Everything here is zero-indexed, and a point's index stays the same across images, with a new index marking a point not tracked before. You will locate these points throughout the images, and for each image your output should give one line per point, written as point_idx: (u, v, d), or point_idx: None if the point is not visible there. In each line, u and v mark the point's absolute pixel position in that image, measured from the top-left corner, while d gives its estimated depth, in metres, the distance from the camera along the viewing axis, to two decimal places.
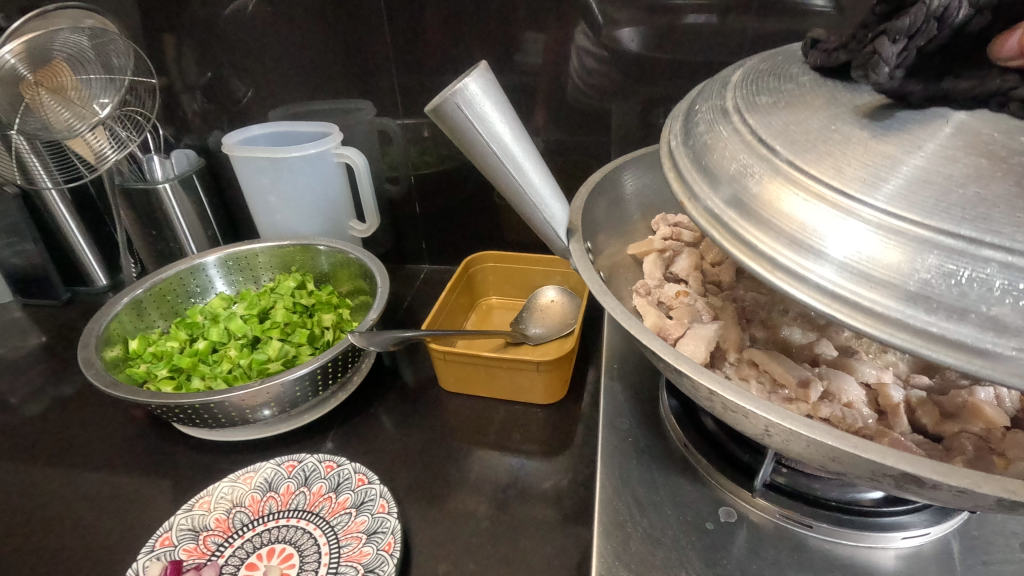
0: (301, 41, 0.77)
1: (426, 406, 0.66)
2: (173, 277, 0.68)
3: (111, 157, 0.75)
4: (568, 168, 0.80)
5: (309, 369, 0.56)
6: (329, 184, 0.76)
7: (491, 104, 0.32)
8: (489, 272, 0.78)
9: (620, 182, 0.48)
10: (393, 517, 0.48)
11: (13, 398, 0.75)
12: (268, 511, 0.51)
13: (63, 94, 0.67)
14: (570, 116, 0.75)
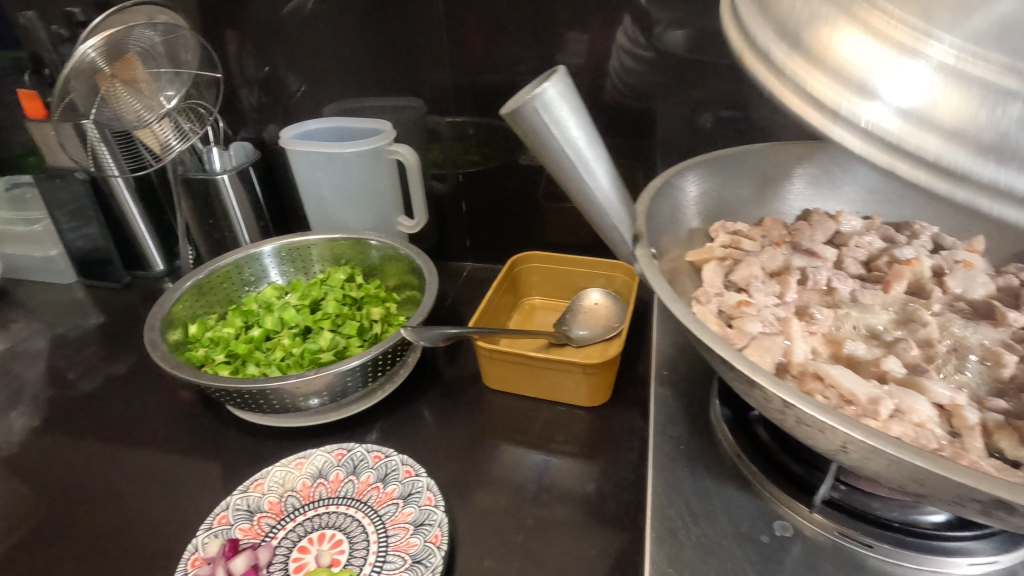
0: (357, 39, 0.78)
1: (468, 403, 0.66)
2: (230, 265, 0.71)
3: (175, 147, 0.78)
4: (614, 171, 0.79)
5: (361, 361, 0.57)
6: (381, 180, 0.78)
7: (567, 108, 0.33)
8: (533, 272, 0.78)
9: (683, 187, 0.47)
10: (440, 510, 0.49)
11: (74, 375, 0.79)
12: (319, 497, 0.52)
13: (135, 86, 0.70)
14: (619, 119, 0.75)
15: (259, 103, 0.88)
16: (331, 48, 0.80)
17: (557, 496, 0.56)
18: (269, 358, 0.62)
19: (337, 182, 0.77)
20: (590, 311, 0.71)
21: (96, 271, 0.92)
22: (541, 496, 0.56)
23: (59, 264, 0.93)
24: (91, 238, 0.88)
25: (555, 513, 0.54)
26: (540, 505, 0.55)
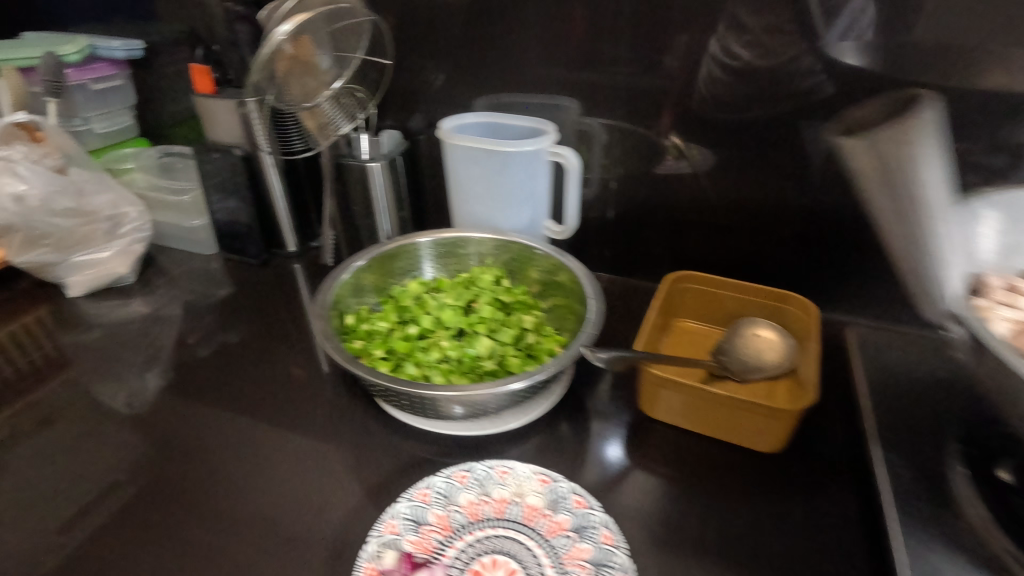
0: (521, 31, 0.74)
1: (625, 433, 0.61)
2: (388, 254, 0.70)
3: (337, 128, 0.77)
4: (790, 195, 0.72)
5: (532, 377, 0.54)
6: (537, 183, 0.74)
7: (926, 152, 0.54)
8: (687, 293, 0.72)
9: (977, 227, 0.54)
10: (622, 553, 0.46)
11: (212, 349, 0.79)
12: (484, 517, 0.50)
13: (310, 66, 0.69)
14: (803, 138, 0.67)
15: (405, 91, 0.85)
16: (492, 41, 0.76)
17: (735, 550, 0.50)
18: (428, 358, 0.59)
19: (493, 180, 0.73)
20: (756, 342, 0.65)
21: (235, 245, 0.93)
22: (719, 546, 0.51)
23: (201, 235, 0.95)
24: (236, 213, 0.89)
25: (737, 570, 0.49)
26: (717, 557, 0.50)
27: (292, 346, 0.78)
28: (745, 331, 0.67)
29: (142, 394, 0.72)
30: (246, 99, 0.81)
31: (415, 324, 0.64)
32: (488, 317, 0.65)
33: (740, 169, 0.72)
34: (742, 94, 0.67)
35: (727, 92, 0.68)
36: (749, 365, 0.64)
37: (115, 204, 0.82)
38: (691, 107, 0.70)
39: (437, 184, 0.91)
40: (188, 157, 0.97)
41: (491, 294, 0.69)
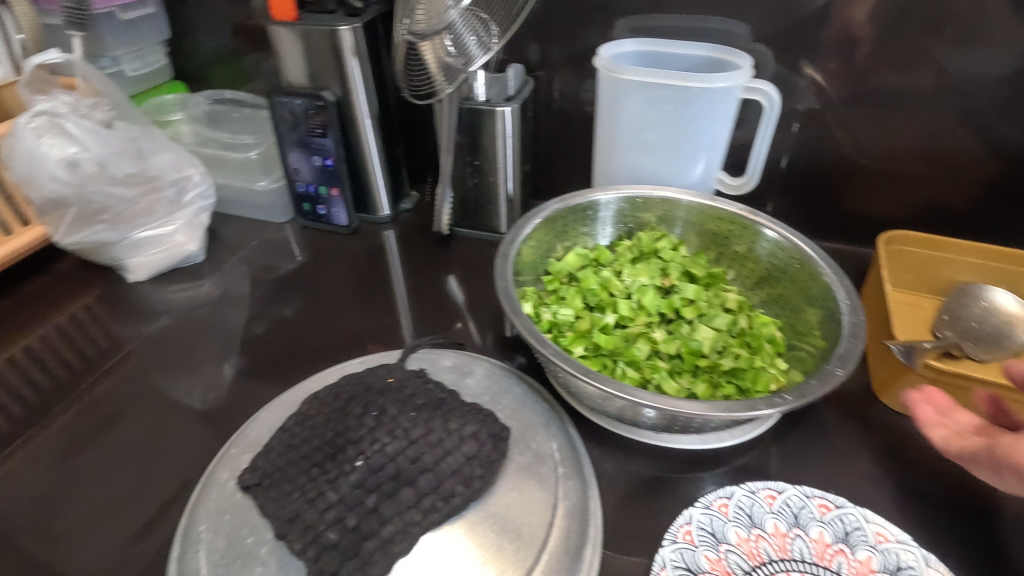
0: None
1: (872, 421, 0.51)
2: (554, 217, 0.58)
3: (479, 60, 0.59)
4: (982, 153, 0.65)
5: (800, 402, 0.40)
6: (723, 130, 0.60)
7: None
8: (897, 258, 0.61)
9: None
10: (913, 547, 0.40)
11: (303, 340, 0.66)
12: (768, 558, 0.40)
13: None
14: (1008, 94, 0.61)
15: None
16: None
17: None
18: (643, 352, 0.48)
19: (677, 124, 0.59)
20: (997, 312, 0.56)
21: (319, 213, 0.78)
22: None
23: (269, 199, 0.80)
24: (308, 169, 0.74)
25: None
26: None
27: (410, 328, 0.66)
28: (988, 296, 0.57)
29: (245, 394, 0.60)
30: (340, 26, 0.63)
31: (610, 308, 0.52)
32: (694, 300, 0.53)
33: (913, 114, 0.65)
34: (949, 30, 0.59)
35: (842, 51, 0.63)
36: (1002, 336, 0.55)
37: (178, 164, 0.67)
38: (887, 49, 0.62)
39: (549, 127, 0.76)
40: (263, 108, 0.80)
41: (681, 270, 0.57)
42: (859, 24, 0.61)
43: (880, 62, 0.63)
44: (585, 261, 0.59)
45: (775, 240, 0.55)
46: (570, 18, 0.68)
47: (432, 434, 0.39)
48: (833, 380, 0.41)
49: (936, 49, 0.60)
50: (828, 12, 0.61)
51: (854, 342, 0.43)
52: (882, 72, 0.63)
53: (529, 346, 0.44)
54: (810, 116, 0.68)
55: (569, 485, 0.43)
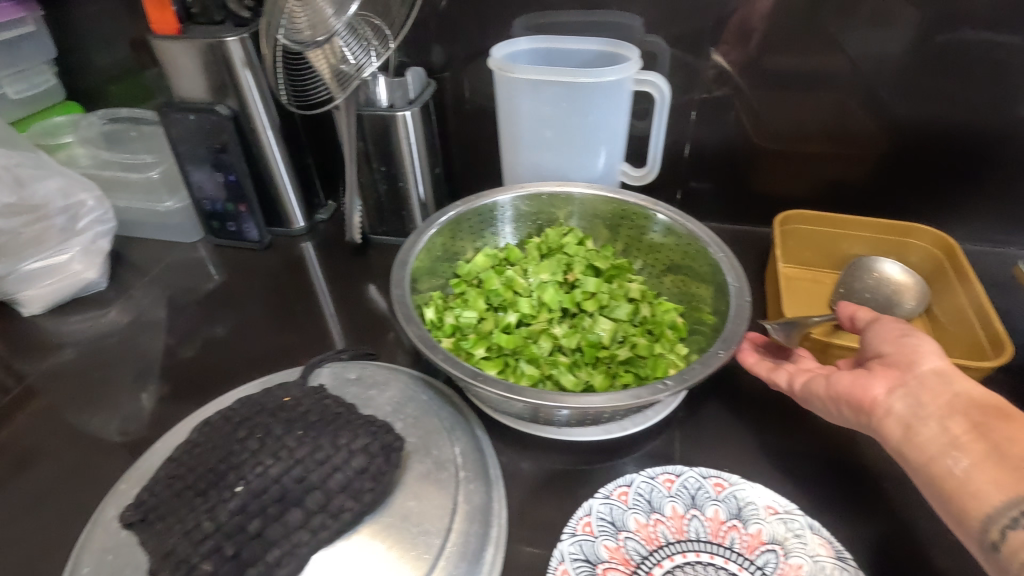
0: None
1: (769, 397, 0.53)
2: (456, 220, 0.57)
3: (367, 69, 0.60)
4: (867, 131, 0.68)
5: (685, 386, 0.41)
6: (618, 123, 0.61)
7: None
8: (794, 237, 0.63)
9: None
10: (800, 516, 0.41)
11: (215, 363, 0.64)
12: (665, 541, 0.41)
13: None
14: (883, 74, 0.64)
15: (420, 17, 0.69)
16: None
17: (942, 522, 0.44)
18: (543, 349, 0.48)
19: (573, 119, 0.60)
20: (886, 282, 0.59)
21: (229, 230, 0.76)
22: (927, 533, 0.44)
23: (177, 218, 0.77)
24: (211, 186, 0.71)
25: (935, 533, 0.44)
26: (936, 555, 0.43)
27: (326, 341, 0.65)
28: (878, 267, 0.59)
29: (153, 424, 0.58)
30: (225, 37, 0.61)
31: (512, 308, 0.52)
32: (595, 293, 0.54)
33: (800, 97, 0.67)
34: (824, 14, 0.61)
35: (729, 39, 0.65)
36: (890, 306, 0.58)
37: (67, 190, 0.65)
38: (770, 36, 0.64)
39: (460, 129, 0.76)
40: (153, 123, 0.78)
41: (585, 264, 0.57)
42: (748, 12, 0.63)
43: (765, 48, 0.65)
44: (494, 261, 0.59)
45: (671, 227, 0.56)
46: (466, 19, 0.68)
47: (319, 451, 0.39)
48: (715, 362, 0.42)
49: (814, 34, 0.63)
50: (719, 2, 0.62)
51: (738, 324, 0.45)
52: (768, 57, 0.65)
53: (419, 353, 0.43)
54: (707, 104, 0.70)
55: (471, 489, 0.43)
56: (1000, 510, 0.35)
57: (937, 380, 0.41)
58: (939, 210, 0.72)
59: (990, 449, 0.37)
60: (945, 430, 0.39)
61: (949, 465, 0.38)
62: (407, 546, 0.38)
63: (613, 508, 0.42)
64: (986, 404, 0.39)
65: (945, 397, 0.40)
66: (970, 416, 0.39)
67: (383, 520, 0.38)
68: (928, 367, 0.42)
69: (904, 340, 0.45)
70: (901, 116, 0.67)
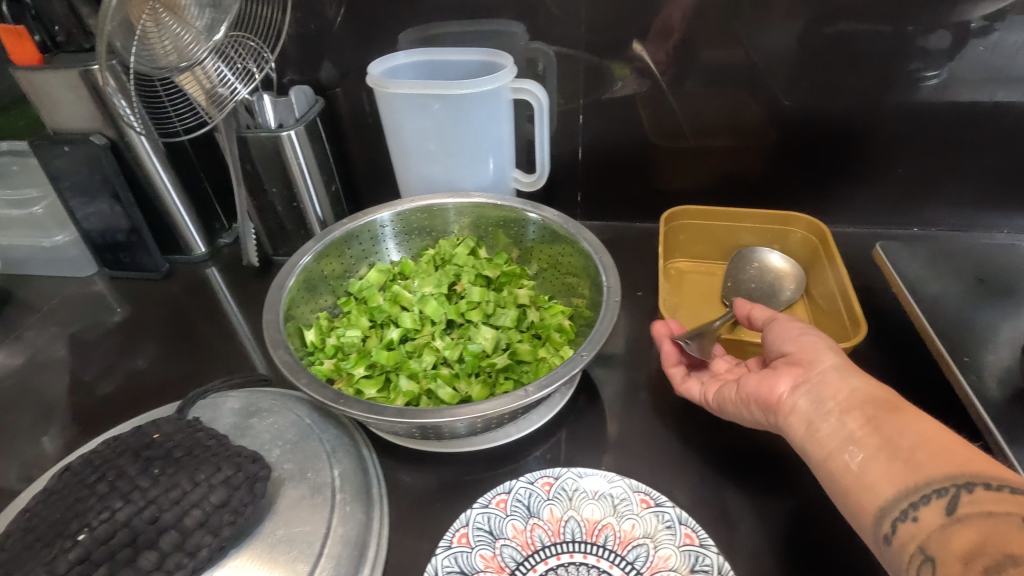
0: None
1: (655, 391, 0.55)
2: (340, 239, 0.56)
3: (241, 91, 0.60)
4: (748, 126, 0.71)
5: (550, 389, 0.42)
6: (500, 131, 0.61)
7: None
8: (681, 233, 0.65)
9: None
10: (671, 509, 0.42)
11: (106, 399, 0.61)
12: (541, 545, 0.41)
13: (176, 11, 0.52)
14: (756, 68, 0.66)
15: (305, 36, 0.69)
16: None
17: (815, 502, 0.46)
18: (423, 364, 0.49)
19: (454, 130, 0.60)
20: (766, 272, 0.62)
21: (125, 261, 0.74)
22: (802, 513, 0.45)
23: (69, 252, 0.74)
24: (98, 217, 0.69)
25: (810, 513, 0.45)
26: (808, 534, 0.44)
27: (224, 369, 0.63)
28: (757, 258, 0.62)
29: (36, 469, 0.56)
30: (90, 65, 0.60)
31: (394, 324, 0.52)
32: (480, 303, 0.54)
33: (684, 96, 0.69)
34: (691, 16, 0.63)
35: (606, 44, 0.66)
36: (771, 294, 0.61)
37: None
38: (646, 39, 0.65)
39: (357, 143, 0.76)
40: (27, 155, 0.74)
41: (474, 275, 0.57)
42: (628, 16, 0.64)
43: (644, 50, 0.66)
44: (387, 276, 0.58)
45: (553, 230, 0.57)
46: (348, 36, 0.68)
47: (176, 489, 0.38)
48: (577, 364, 0.44)
49: (686, 35, 0.65)
50: (598, 7, 0.63)
51: (603, 326, 0.46)
52: (648, 59, 0.67)
53: (284, 379, 0.42)
54: (596, 106, 0.71)
55: (347, 511, 0.42)
56: (893, 504, 0.35)
57: (836, 377, 0.41)
58: (824, 197, 0.76)
59: (895, 447, 0.37)
60: (852, 428, 0.38)
61: (847, 460, 0.38)
62: (280, 565, 0.38)
63: (492, 515, 0.42)
64: (887, 400, 0.39)
65: (852, 394, 0.40)
66: (871, 413, 0.38)
67: (256, 542, 0.39)
68: (828, 365, 0.42)
69: (803, 339, 0.45)
70: (788, 109, 0.68)
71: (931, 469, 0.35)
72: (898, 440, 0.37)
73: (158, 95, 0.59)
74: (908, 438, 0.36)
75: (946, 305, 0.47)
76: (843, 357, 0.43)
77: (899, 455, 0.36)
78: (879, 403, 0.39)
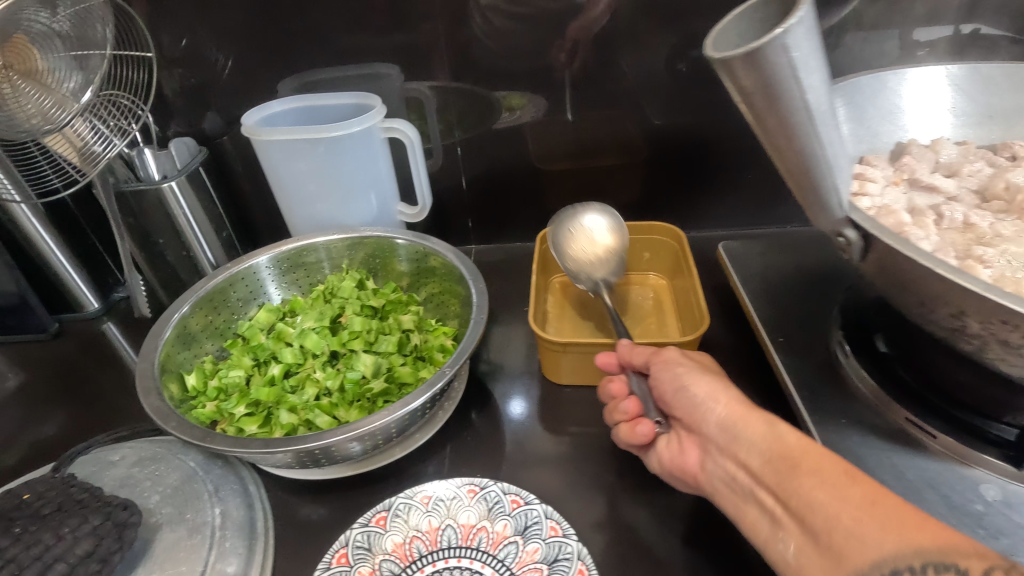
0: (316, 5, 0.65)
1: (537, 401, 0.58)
2: (222, 286, 0.58)
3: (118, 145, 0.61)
4: (619, 146, 0.77)
5: (415, 404, 0.45)
6: (376, 168, 0.65)
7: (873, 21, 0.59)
8: None
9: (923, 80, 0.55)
10: (538, 506, 0.45)
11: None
12: (419, 555, 0.44)
13: (35, 77, 0.53)
14: (618, 95, 0.72)
15: (188, 89, 0.71)
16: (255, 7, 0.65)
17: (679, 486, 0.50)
18: (303, 396, 0.50)
19: (331, 171, 0.64)
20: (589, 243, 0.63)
21: (11, 323, 0.72)
22: (664, 499, 0.49)
23: None
24: None
25: (673, 496, 0.49)
26: (670, 517, 0.48)
27: (118, 421, 0.63)
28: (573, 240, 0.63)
29: None
30: None
31: (277, 361, 0.54)
32: (361, 332, 0.56)
33: (556, 124, 0.75)
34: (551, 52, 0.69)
35: (478, 81, 0.71)
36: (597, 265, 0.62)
37: None
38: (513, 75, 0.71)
39: (250, 188, 0.77)
40: None
41: (359, 305, 0.59)
42: (493, 55, 0.69)
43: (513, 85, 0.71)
44: (276, 316, 0.60)
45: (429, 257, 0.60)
46: (229, 87, 0.70)
47: (38, 545, 0.38)
48: (440, 380, 0.47)
49: (550, 69, 0.70)
50: (464, 49, 0.68)
51: (468, 341, 0.50)
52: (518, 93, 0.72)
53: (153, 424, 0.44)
54: (477, 138, 0.76)
55: (226, 547, 0.43)
56: None
57: (727, 438, 0.39)
58: (696, 206, 0.82)
59: (818, 529, 0.31)
60: (775, 514, 0.34)
61: (781, 551, 0.34)
62: None
63: (372, 533, 0.44)
64: (797, 460, 0.35)
65: (756, 464, 0.36)
66: (778, 485, 0.34)
67: None
68: (713, 424, 0.40)
69: (681, 394, 0.42)
70: (659, 127, 0.75)
71: (857, 552, 0.29)
72: (812, 518, 0.32)
73: (33, 160, 0.60)
74: (821, 509, 0.32)
75: (774, 294, 0.53)
76: (729, 402, 0.40)
77: (822, 537, 0.31)
78: (782, 464, 0.35)
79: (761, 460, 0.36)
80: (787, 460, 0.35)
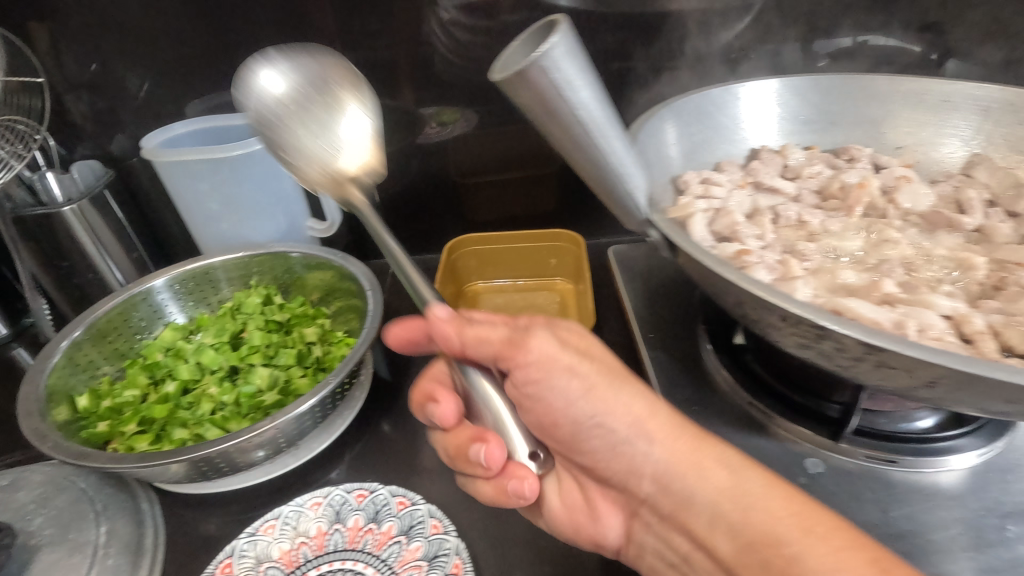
0: (218, 26, 0.65)
1: None
2: (119, 308, 0.58)
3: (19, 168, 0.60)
4: (532, 158, 0.79)
5: (298, 411, 0.46)
6: (281, 185, 0.66)
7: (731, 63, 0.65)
8: (470, 257, 0.72)
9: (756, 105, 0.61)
10: (423, 505, 0.47)
11: None
12: (304, 560, 0.45)
13: None
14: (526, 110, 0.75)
15: (94, 111, 0.71)
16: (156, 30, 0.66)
17: None
18: (196, 412, 0.51)
19: (233, 190, 0.65)
20: None
21: None
22: None
23: None
24: None
25: None
26: None
27: None
28: None
29: None
30: None
31: (173, 379, 0.54)
32: (261, 346, 0.57)
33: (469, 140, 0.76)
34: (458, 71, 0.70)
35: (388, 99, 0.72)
36: None
37: None
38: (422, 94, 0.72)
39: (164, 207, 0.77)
40: None
41: (261, 321, 0.60)
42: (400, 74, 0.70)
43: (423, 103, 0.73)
44: (179, 335, 0.60)
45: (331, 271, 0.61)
46: (136, 109, 0.70)
47: None
48: (325, 388, 0.48)
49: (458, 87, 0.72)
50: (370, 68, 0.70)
51: (359, 349, 0.51)
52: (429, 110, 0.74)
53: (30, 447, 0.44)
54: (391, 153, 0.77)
55: (108, 565, 0.44)
56: None
57: (670, 499, 0.37)
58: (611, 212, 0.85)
59: None
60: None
61: None
62: None
63: (259, 541, 0.45)
64: (764, 526, 0.33)
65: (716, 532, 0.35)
66: (752, 552, 0.33)
67: None
68: (650, 478, 0.37)
69: (592, 433, 0.38)
70: None
71: None
72: None
73: None
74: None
75: (657, 294, 0.56)
76: (666, 450, 0.37)
77: None
78: (751, 533, 0.33)
79: (725, 526, 0.34)
80: (756, 526, 0.33)
